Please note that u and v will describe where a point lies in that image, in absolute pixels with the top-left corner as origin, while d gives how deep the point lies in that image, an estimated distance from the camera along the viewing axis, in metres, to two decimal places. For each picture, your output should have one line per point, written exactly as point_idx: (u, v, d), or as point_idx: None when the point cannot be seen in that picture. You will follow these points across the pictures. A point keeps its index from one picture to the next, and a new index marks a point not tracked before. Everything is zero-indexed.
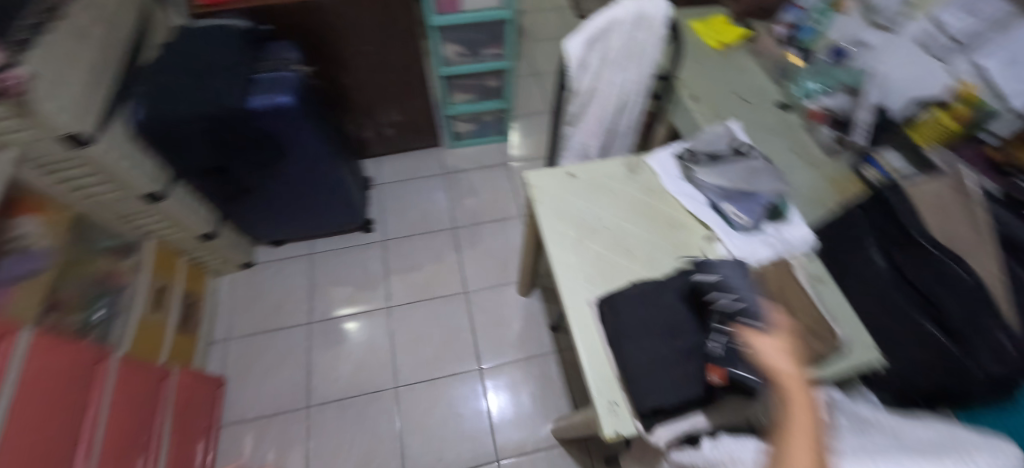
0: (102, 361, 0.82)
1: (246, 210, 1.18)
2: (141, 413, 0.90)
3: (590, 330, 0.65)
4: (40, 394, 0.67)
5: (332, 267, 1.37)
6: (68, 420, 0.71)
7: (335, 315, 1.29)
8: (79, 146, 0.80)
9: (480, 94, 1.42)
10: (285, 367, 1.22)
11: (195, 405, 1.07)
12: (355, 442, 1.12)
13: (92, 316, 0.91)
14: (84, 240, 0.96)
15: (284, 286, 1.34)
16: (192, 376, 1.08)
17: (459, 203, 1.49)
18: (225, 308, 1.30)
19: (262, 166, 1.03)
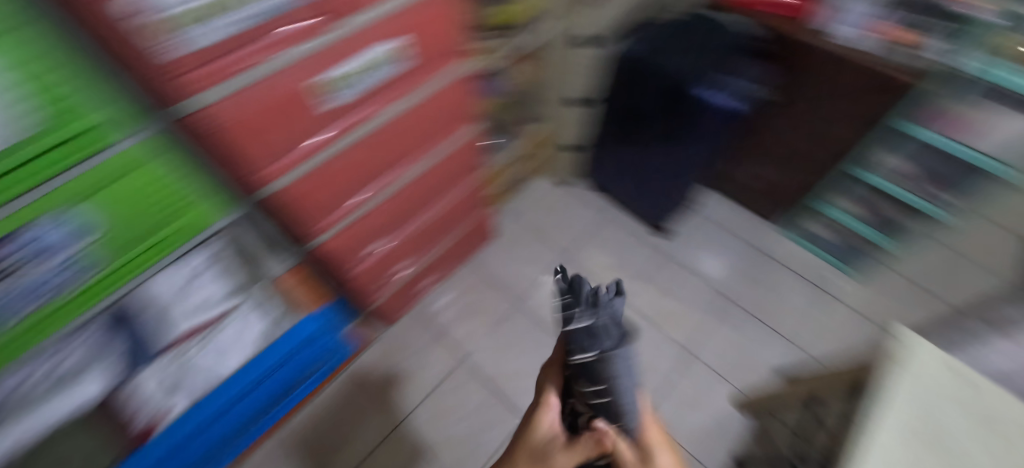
0: (467, 173, 1.12)
1: (608, 152, 1.38)
2: (449, 220, 1.18)
3: None
4: (428, 167, 0.99)
5: (609, 236, 1.50)
6: (423, 192, 1.03)
7: (583, 268, 1.43)
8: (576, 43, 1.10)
9: (875, 219, 1.26)
10: (526, 266, 1.44)
11: (475, 239, 1.38)
12: (521, 358, 1.29)
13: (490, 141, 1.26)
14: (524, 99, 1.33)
15: (570, 217, 1.54)
16: (477, 229, 1.34)
17: (748, 283, 1.40)
18: (529, 198, 1.58)
19: (657, 135, 1.19)
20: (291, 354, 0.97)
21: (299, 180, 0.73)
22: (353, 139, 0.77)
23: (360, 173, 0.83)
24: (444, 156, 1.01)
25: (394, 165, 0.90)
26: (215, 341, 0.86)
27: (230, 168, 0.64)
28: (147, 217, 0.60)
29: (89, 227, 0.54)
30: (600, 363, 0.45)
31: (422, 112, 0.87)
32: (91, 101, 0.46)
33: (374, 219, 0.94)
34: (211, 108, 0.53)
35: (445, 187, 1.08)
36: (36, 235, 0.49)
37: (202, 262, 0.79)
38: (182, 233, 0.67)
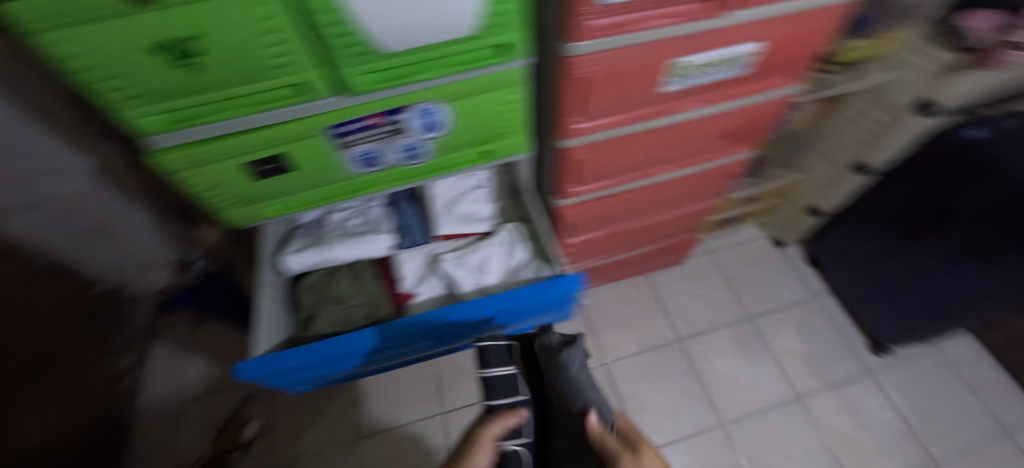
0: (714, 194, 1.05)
1: (863, 235, 1.15)
2: (664, 228, 1.13)
3: None
4: (680, 178, 0.94)
5: (810, 324, 1.28)
6: (661, 197, 0.99)
7: (767, 343, 1.25)
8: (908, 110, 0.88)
9: None
10: (703, 308, 1.31)
11: (666, 259, 1.29)
12: (661, 395, 1.18)
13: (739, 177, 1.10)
14: (792, 143, 1.15)
15: (773, 283, 1.35)
16: (679, 247, 1.25)
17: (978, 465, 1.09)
18: (734, 242, 1.42)
19: (962, 248, 0.94)
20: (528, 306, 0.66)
21: (588, 145, 0.74)
22: (652, 126, 0.75)
23: (632, 159, 0.82)
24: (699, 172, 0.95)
25: (655, 165, 0.87)
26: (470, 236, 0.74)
27: (569, 118, 0.68)
28: (482, 128, 0.62)
29: (446, 124, 0.58)
30: (507, 375, 0.57)
31: (720, 123, 0.81)
32: (520, 26, 0.49)
33: (611, 204, 0.94)
34: (586, 57, 0.57)
35: (682, 199, 1.02)
36: (402, 117, 0.55)
37: (489, 184, 0.76)
38: (497, 154, 0.67)
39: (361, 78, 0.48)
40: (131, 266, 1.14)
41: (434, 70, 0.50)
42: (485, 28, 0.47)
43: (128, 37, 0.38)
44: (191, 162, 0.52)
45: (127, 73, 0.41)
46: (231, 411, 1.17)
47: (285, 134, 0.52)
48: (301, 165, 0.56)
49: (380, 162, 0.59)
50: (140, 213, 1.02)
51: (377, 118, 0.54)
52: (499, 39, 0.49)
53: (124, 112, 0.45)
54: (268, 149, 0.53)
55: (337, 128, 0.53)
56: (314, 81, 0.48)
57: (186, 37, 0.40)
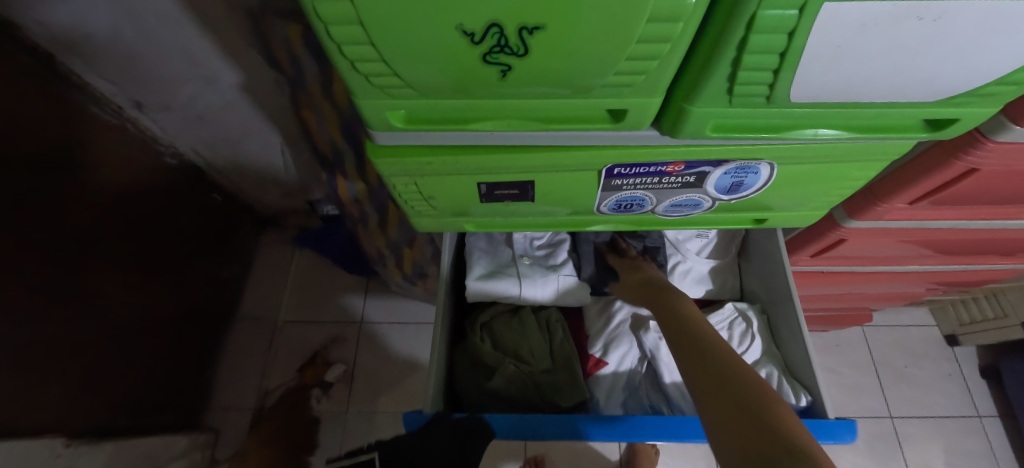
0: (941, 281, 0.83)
1: None
2: (847, 300, 0.93)
3: None
4: (928, 265, 0.72)
5: (962, 446, 1.08)
6: (886, 276, 0.78)
7: (904, 452, 1.07)
8: None
9: None
10: (839, 390, 1.12)
11: (823, 326, 1.09)
12: None
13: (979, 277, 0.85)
14: None
15: (930, 384, 1.14)
16: (845, 319, 1.04)
17: None
18: (896, 324, 1.20)
19: None
20: None
21: (872, 229, 0.54)
22: (969, 226, 0.54)
23: (898, 245, 0.62)
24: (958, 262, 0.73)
25: (919, 250, 0.66)
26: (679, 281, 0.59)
27: (883, 206, 0.48)
28: (784, 196, 0.44)
29: (751, 188, 0.41)
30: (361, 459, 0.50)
31: None
32: (1008, 99, 0.29)
33: (820, 275, 0.76)
34: (1012, 145, 0.37)
35: (902, 281, 0.81)
36: (709, 172, 0.38)
37: (712, 237, 0.61)
38: (770, 222, 0.50)
39: (709, 122, 0.31)
40: (250, 181, 1.08)
41: (807, 132, 0.32)
42: (961, 95, 0.28)
43: (445, 9, 0.22)
44: (409, 172, 0.37)
45: (400, 56, 0.26)
46: (318, 347, 1.18)
47: (543, 162, 0.36)
48: (540, 197, 0.41)
49: (637, 210, 0.43)
50: (271, 135, 0.92)
51: (680, 168, 0.37)
52: (952, 111, 0.30)
53: (360, 101, 0.30)
54: (515, 175, 0.38)
55: (619, 169, 0.37)
56: (640, 112, 0.31)
57: (527, 25, 0.23)
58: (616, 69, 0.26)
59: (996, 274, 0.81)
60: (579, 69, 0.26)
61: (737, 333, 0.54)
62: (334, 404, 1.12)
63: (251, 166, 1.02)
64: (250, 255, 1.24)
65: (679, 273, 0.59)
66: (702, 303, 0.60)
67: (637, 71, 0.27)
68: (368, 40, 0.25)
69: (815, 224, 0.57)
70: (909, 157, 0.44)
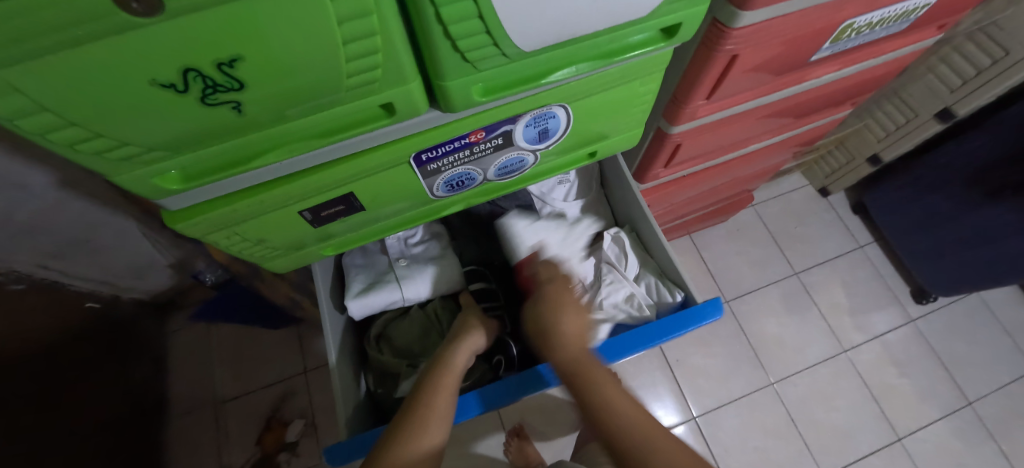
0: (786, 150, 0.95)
1: (926, 187, 1.06)
2: (724, 191, 1.03)
3: None
4: (760, 144, 0.83)
5: (855, 276, 1.26)
6: (739, 163, 0.88)
7: (813, 298, 1.23)
8: None
9: None
10: (750, 267, 1.26)
11: (715, 220, 1.22)
12: (712, 357, 1.16)
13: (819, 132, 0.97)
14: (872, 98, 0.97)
15: (816, 234, 1.30)
16: (734, 206, 1.17)
17: (1005, 403, 1.14)
18: (778, 194, 1.35)
19: None
20: (669, 325, 0.49)
21: (697, 127, 0.60)
22: (768, 99, 0.61)
23: (731, 133, 0.69)
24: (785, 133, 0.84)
25: (747, 134, 0.75)
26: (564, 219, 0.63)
27: (689, 107, 0.53)
28: (596, 129, 0.47)
29: (559, 131, 0.44)
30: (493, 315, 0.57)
31: (831, 85, 0.69)
32: None
33: (687, 177, 0.83)
34: (751, 27, 0.42)
35: (757, 161, 0.92)
36: (513, 129, 0.40)
37: (573, 179, 0.64)
38: (600, 153, 0.54)
39: (475, 88, 0.32)
40: (127, 272, 0.99)
41: (564, 71, 0.34)
42: (664, 5, 0.32)
43: (122, 69, 0.21)
44: (220, 224, 0.36)
45: (116, 122, 0.25)
46: (270, 411, 1.13)
47: (350, 173, 0.36)
48: (370, 203, 0.42)
49: (471, 184, 0.45)
50: (125, 219, 0.84)
51: (482, 134, 0.38)
52: (670, 18, 0.34)
53: (119, 178, 0.29)
54: (330, 192, 0.38)
55: (425, 155, 0.38)
56: (405, 101, 0.31)
57: (222, 60, 0.23)
58: (348, 70, 0.27)
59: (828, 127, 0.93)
60: (312, 82, 0.27)
61: (615, 258, 0.59)
62: (303, 460, 1.09)
63: (119, 257, 0.93)
64: (162, 346, 1.14)
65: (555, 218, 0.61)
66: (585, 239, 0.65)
67: (371, 67, 0.28)
68: (69, 123, 0.23)
69: (653, 139, 0.63)
70: (689, 58, 0.48)
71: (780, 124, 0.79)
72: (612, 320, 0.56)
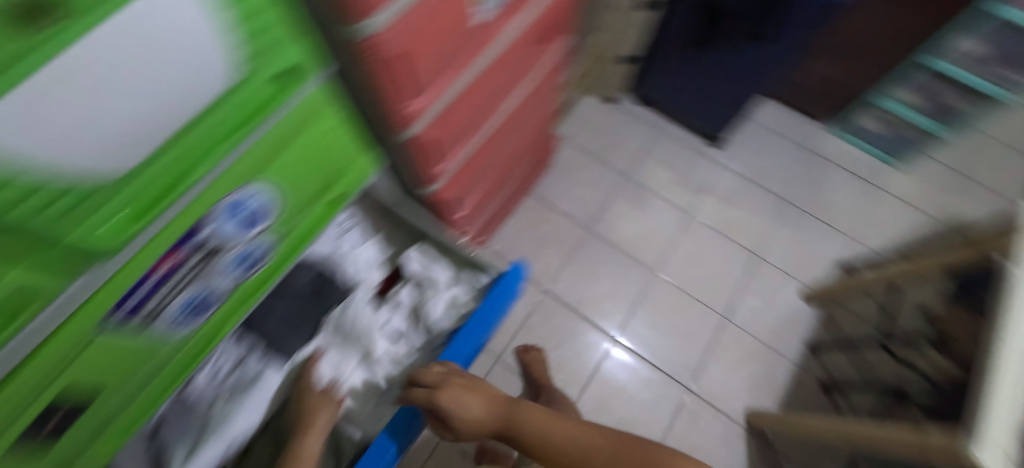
0: (552, 93, 1.04)
1: (673, 61, 1.28)
2: (527, 146, 1.11)
3: (1003, 440, 0.62)
4: (523, 99, 0.88)
5: (666, 152, 1.45)
6: (519, 118, 0.93)
7: (647, 187, 1.39)
8: None
9: (932, 108, 1.27)
10: (591, 190, 1.38)
11: (541, 168, 1.33)
12: (602, 281, 1.27)
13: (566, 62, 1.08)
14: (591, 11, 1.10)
15: (623, 136, 1.47)
16: (547, 150, 1.28)
17: (804, 185, 1.42)
18: (579, 119, 1.48)
19: (748, 40, 1.11)
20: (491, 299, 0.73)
21: (434, 119, 0.60)
22: (483, 64, 0.63)
23: (480, 105, 0.71)
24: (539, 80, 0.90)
25: (501, 101, 0.78)
26: (360, 270, 0.81)
27: (397, 109, 0.52)
28: (313, 181, 0.54)
29: (265, 209, 0.49)
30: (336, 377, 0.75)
31: (539, 23, 0.73)
32: (288, 40, 0.39)
33: (479, 156, 0.82)
34: (389, 28, 0.42)
35: (536, 109, 0.99)
36: (211, 232, 0.44)
37: (350, 227, 0.80)
38: (345, 190, 0.61)
39: (124, 216, 0.34)
40: None
41: (206, 155, 0.38)
42: (250, 61, 0.36)
43: None
44: None
45: None
46: None
47: (64, 353, 0.38)
48: (113, 361, 0.43)
49: (216, 290, 0.50)
50: None
51: (177, 252, 0.42)
52: (276, 67, 0.39)
53: None
54: (59, 377, 0.39)
55: (127, 301, 0.41)
56: (62, 263, 0.32)
57: None
58: None
59: (570, 57, 1.03)
60: None
61: (421, 270, 0.79)
62: None
63: None
64: None
65: (327, 326, 0.77)
66: (390, 275, 0.84)
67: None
68: None
69: (404, 149, 0.62)
70: (361, 72, 0.47)
71: (525, 72, 0.81)
72: (444, 318, 0.78)
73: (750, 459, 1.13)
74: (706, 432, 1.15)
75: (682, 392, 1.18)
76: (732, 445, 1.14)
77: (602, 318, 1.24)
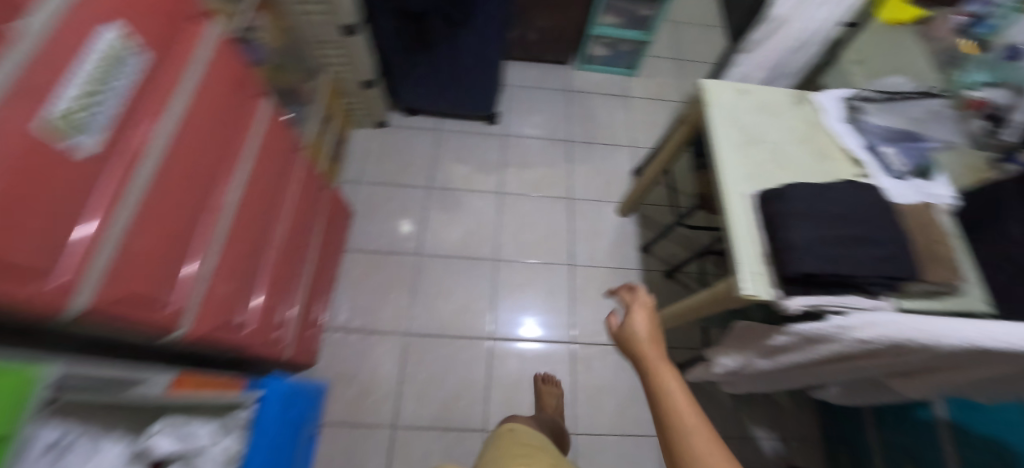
0: (296, 155, 0.99)
1: (407, 68, 1.30)
2: (308, 212, 1.05)
3: (755, 264, 0.72)
4: (256, 182, 0.82)
5: (454, 148, 1.48)
6: (270, 194, 0.87)
7: (452, 188, 1.41)
8: None
9: (628, 21, 1.48)
10: (403, 217, 1.35)
11: (338, 227, 1.24)
12: (454, 295, 1.27)
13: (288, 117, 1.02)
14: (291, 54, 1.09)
15: (409, 152, 1.45)
16: (337, 201, 1.23)
17: (577, 121, 1.57)
18: (359, 155, 1.42)
19: (452, 28, 1.15)
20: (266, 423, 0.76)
21: (106, 280, 0.48)
22: (141, 188, 0.53)
23: (181, 219, 0.63)
24: (267, 153, 0.85)
25: (218, 201, 0.71)
26: None
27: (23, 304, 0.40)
28: None
29: None
30: None
31: (194, 117, 0.63)
32: None
33: (226, 268, 0.73)
34: None
35: (287, 175, 0.94)
36: None
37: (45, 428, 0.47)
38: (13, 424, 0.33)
39: None
40: None
41: None
42: None
43: None
44: None
45: None
46: None
47: None
48: None
49: None
50: None
51: None
52: None
53: None
54: None
55: None
56: None
57: None
58: None
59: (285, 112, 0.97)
60: None
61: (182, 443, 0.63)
62: None
63: None
64: None
65: None
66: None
67: None
68: None
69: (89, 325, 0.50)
70: None
71: (221, 164, 0.72)
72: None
73: None
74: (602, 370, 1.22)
75: (567, 348, 1.24)
76: (625, 368, 1.23)
77: (469, 327, 1.24)
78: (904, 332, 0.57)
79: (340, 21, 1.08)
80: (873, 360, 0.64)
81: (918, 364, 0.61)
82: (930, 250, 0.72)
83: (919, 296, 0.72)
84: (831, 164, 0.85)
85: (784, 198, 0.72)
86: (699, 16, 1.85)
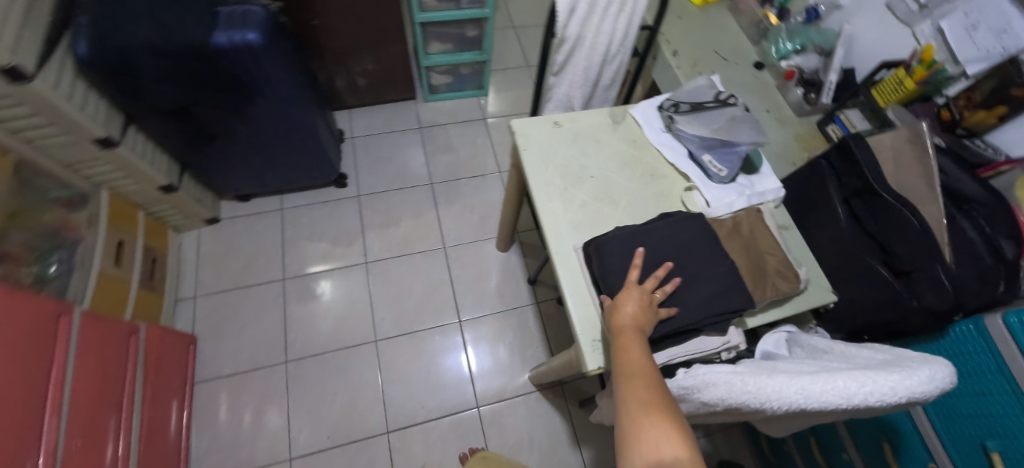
0: (62, 316, 0.77)
1: (211, 159, 1.12)
2: (111, 375, 0.86)
3: (593, 329, 0.65)
4: None
5: (305, 225, 1.32)
6: (27, 394, 0.66)
7: (311, 273, 1.26)
8: (19, 80, 0.71)
9: (457, 44, 1.37)
10: (261, 321, 1.19)
11: (167, 365, 1.04)
12: (337, 395, 1.14)
13: (46, 270, 0.87)
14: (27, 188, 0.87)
15: (254, 244, 1.28)
16: (162, 332, 1.04)
17: (436, 158, 1.46)
18: (194, 265, 1.24)
19: (229, 112, 0.97)
20: None
21: None
22: None
23: None
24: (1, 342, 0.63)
25: None
26: None
27: None
28: None
29: None
30: None
31: None
32: None
33: None
34: None
35: (53, 349, 0.73)
36: None
37: None
38: None
39: None
40: None
41: None
42: None
43: None
44: None
45: None
46: None
47: None
48: None
49: None
50: None
51: None
52: None
53: None
54: None
55: None
56: None
57: None
58: None
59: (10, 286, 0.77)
60: None
61: None
62: None
63: None
64: None
65: None
66: None
67: None
68: None
69: None
70: None
71: None
72: None
73: (558, 410, 1.17)
74: (515, 425, 1.14)
75: (473, 413, 1.14)
76: (538, 416, 1.16)
77: (361, 426, 1.11)
78: (734, 391, 0.51)
79: (90, 136, 0.88)
80: (721, 416, 0.58)
81: (757, 417, 0.54)
82: (761, 263, 0.68)
83: (763, 308, 0.69)
84: (659, 182, 0.80)
85: (605, 252, 0.65)
86: (540, 15, 1.79)
